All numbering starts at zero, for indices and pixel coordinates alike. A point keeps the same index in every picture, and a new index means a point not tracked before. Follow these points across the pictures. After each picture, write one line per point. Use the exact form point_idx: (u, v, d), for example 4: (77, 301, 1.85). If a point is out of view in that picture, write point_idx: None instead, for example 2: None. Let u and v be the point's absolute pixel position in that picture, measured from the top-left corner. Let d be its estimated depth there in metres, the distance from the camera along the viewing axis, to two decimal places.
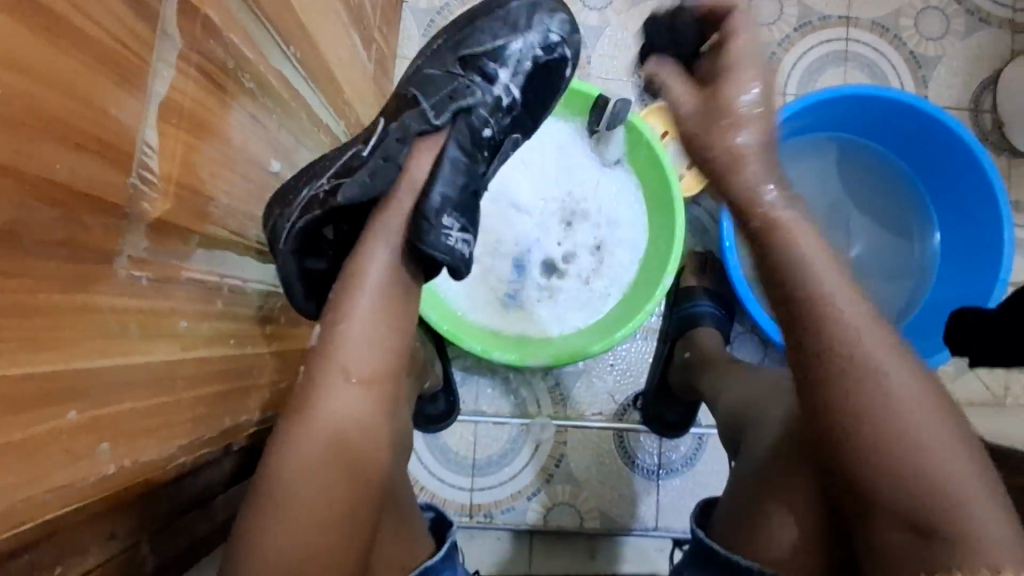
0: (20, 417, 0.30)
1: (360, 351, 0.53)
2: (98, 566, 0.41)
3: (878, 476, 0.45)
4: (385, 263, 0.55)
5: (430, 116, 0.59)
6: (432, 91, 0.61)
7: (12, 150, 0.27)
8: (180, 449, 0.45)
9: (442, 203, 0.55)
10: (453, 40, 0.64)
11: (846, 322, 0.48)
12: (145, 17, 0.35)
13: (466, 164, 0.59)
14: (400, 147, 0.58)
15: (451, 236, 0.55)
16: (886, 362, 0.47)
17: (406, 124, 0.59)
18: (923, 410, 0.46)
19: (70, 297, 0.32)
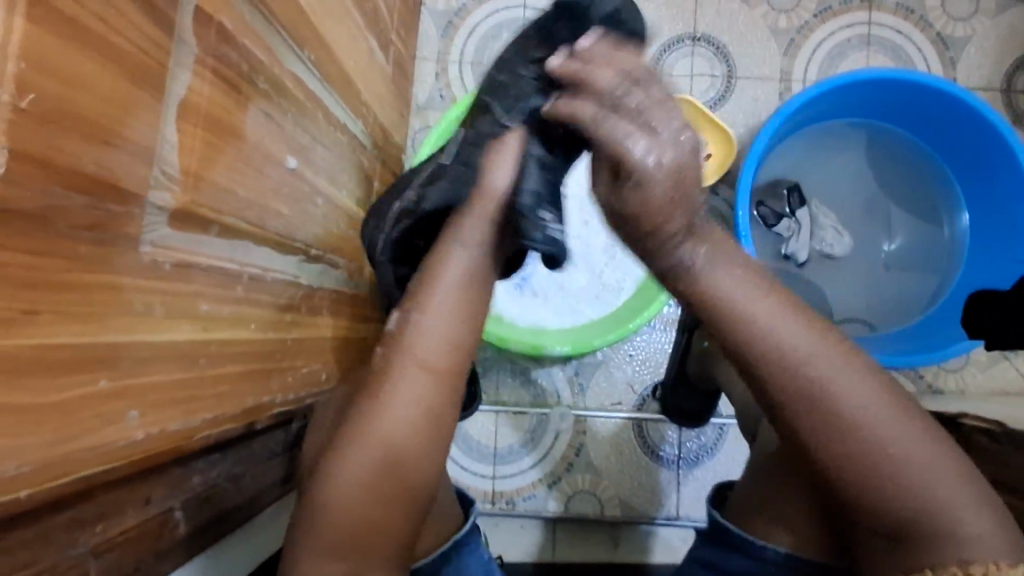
0: (56, 380, 0.33)
1: (429, 343, 0.55)
2: (134, 527, 0.45)
3: (855, 482, 0.47)
4: (461, 265, 0.58)
5: (503, 120, 0.63)
6: (502, 96, 0.64)
7: (46, 145, 0.31)
8: (205, 422, 0.49)
9: (533, 201, 0.60)
10: (521, 41, 0.66)
11: (799, 354, 0.48)
12: (163, 26, 0.39)
13: (551, 160, 0.62)
14: (475, 152, 0.63)
15: (552, 228, 0.60)
16: (846, 387, 0.47)
17: (482, 130, 0.64)
18: (892, 427, 0.47)
19: (98, 276, 0.36)
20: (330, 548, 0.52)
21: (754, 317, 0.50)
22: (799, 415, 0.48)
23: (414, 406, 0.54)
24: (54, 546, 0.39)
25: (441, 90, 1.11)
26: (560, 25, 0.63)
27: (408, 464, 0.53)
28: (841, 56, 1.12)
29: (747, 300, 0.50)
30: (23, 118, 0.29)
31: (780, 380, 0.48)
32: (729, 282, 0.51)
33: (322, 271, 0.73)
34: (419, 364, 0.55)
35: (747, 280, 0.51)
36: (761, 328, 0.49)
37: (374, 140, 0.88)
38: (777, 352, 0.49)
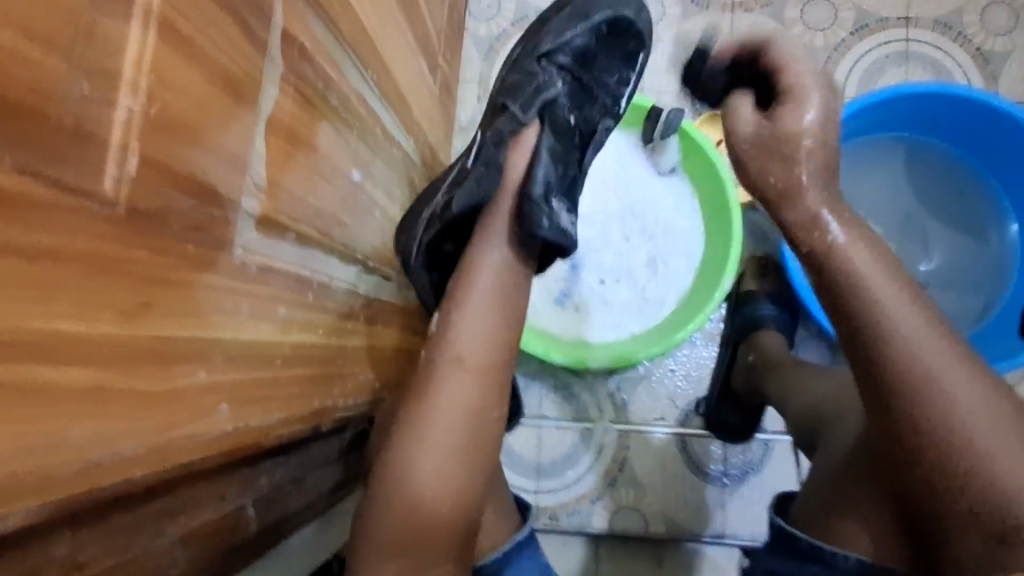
0: (161, 369, 0.36)
1: (468, 343, 0.60)
2: (214, 520, 0.47)
3: (952, 470, 0.49)
4: (495, 265, 0.63)
5: (519, 115, 0.68)
6: (518, 95, 0.69)
7: (165, 151, 0.34)
8: (280, 420, 0.51)
9: (544, 186, 0.64)
10: (531, 47, 0.72)
11: (910, 339, 0.52)
12: (257, 46, 0.42)
13: (559, 152, 0.67)
14: (496, 150, 0.66)
15: (560, 217, 0.64)
16: (946, 367, 0.51)
17: (501, 127, 0.67)
18: (989, 411, 0.50)
19: (198, 275, 0.38)
20: (379, 545, 0.55)
21: (876, 290, 0.55)
22: (896, 391, 0.52)
23: (456, 402, 0.58)
24: (148, 533, 0.41)
25: (482, 111, 1.15)
26: (564, 30, 0.71)
27: (450, 465, 0.56)
28: (879, 72, 1.13)
29: (886, 297, 0.54)
30: (149, 125, 0.32)
31: (900, 374, 0.52)
32: (870, 276, 0.55)
33: (377, 281, 0.75)
34: (467, 367, 0.59)
35: (881, 263, 0.56)
36: (879, 311, 0.54)
37: (423, 157, 0.91)
38: (880, 329, 0.53)
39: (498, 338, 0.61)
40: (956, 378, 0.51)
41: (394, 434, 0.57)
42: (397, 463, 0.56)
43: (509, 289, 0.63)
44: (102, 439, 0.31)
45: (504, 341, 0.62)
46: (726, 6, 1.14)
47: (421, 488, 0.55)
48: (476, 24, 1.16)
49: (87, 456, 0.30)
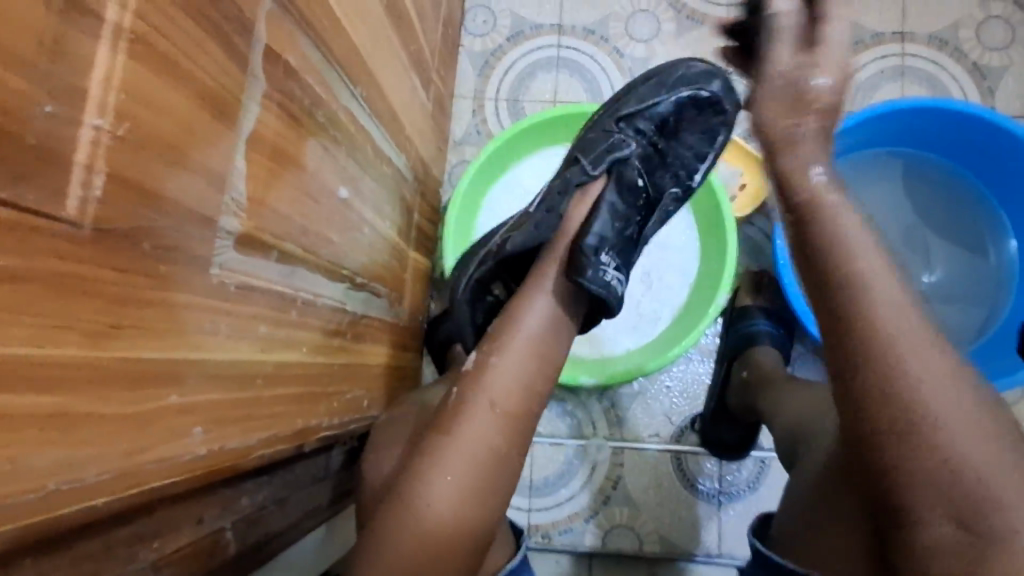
0: (130, 392, 0.35)
1: (508, 386, 0.60)
2: (189, 544, 0.46)
3: (902, 459, 0.47)
4: (542, 312, 0.64)
5: (588, 168, 0.72)
6: (590, 151, 0.74)
7: (138, 170, 0.33)
8: (259, 441, 0.50)
9: (594, 241, 0.66)
10: (612, 108, 0.77)
11: (887, 316, 0.50)
12: (239, 63, 0.42)
13: (619, 209, 0.70)
14: (561, 199, 0.71)
15: (607, 272, 0.66)
16: (912, 341, 0.49)
17: (569, 178, 0.72)
18: (953, 390, 0.47)
19: (172, 295, 0.38)
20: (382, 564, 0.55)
21: (840, 252, 0.53)
22: (857, 366, 0.50)
23: (487, 441, 0.58)
24: (118, 560, 0.39)
25: (477, 125, 1.15)
26: (649, 97, 0.75)
27: (466, 509, 0.57)
28: (875, 87, 1.12)
29: (870, 267, 0.52)
30: (120, 145, 0.32)
31: (869, 346, 0.50)
32: (855, 237, 0.54)
33: (365, 298, 0.75)
34: (502, 408, 0.59)
35: (858, 224, 0.55)
36: (859, 284, 0.52)
37: (415, 172, 0.91)
38: (862, 300, 0.51)
39: (532, 380, 0.62)
40: (931, 369, 0.48)
41: (417, 462, 0.57)
42: (424, 497, 0.55)
43: (553, 339, 0.64)
44: (63, 465, 0.31)
45: (538, 383, 0.62)
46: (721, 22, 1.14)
47: (441, 519, 0.55)
48: (471, 39, 1.16)
49: (45, 483, 0.30)
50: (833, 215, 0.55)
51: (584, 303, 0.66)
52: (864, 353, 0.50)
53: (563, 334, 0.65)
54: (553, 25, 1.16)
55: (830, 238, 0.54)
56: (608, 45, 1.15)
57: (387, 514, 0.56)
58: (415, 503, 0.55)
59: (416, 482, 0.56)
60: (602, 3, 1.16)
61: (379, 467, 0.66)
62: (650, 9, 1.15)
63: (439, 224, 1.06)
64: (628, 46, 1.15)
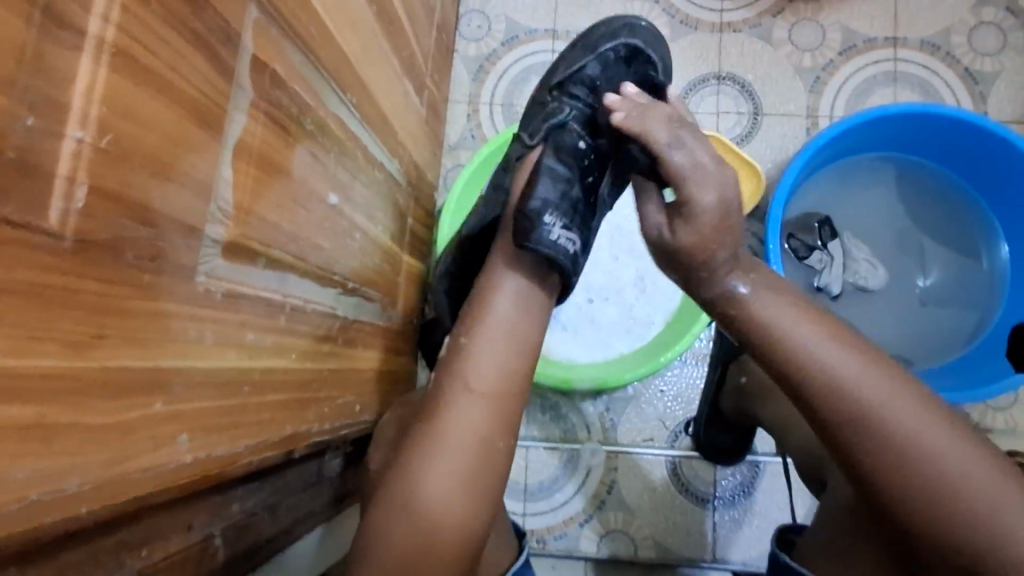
0: (114, 401, 0.35)
1: (484, 367, 0.60)
2: (179, 551, 0.46)
3: (894, 490, 0.49)
4: (509, 294, 0.63)
5: (527, 140, 0.72)
6: (530, 125, 0.74)
7: (120, 180, 0.33)
8: (247, 448, 0.50)
9: (538, 203, 0.64)
10: (546, 83, 0.78)
11: (830, 363, 0.53)
12: (224, 73, 0.42)
13: (562, 172, 0.68)
14: (506, 176, 0.72)
15: (554, 231, 0.63)
16: (898, 409, 0.50)
17: (511, 154, 0.73)
18: (956, 451, 0.48)
19: (155, 304, 0.38)
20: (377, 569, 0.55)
21: (798, 345, 0.55)
22: (852, 446, 0.51)
23: (473, 431, 0.58)
24: (105, 568, 0.40)
25: (472, 130, 1.15)
26: (577, 61, 0.75)
27: (458, 508, 0.56)
28: (868, 92, 1.13)
29: (803, 329, 0.56)
30: (102, 156, 0.32)
31: (832, 397, 0.53)
32: (784, 312, 0.58)
33: (357, 303, 0.75)
34: (484, 391, 0.59)
35: (809, 316, 0.57)
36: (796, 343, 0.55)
37: (408, 178, 0.91)
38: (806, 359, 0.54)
39: (517, 381, 0.61)
40: (893, 403, 0.51)
41: (405, 465, 0.57)
42: (414, 491, 0.56)
43: (526, 319, 0.63)
44: (44, 475, 0.31)
45: (519, 369, 0.62)
46: (715, 27, 1.14)
47: (433, 518, 0.55)
48: (465, 44, 1.17)
49: (27, 492, 0.30)
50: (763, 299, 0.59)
51: (541, 270, 0.65)
52: (825, 403, 0.53)
53: (536, 317, 0.64)
54: (547, 29, 1.16)
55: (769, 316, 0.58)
56: None
57: (380, 517, 0.56)
58: (405, 500, 0.56)
59: (405, 480, 0.56)
60: (595, 8, 1.16)
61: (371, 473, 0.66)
62: (643, 14, 1.15)
63: (433, 229, 1.07)
64: None
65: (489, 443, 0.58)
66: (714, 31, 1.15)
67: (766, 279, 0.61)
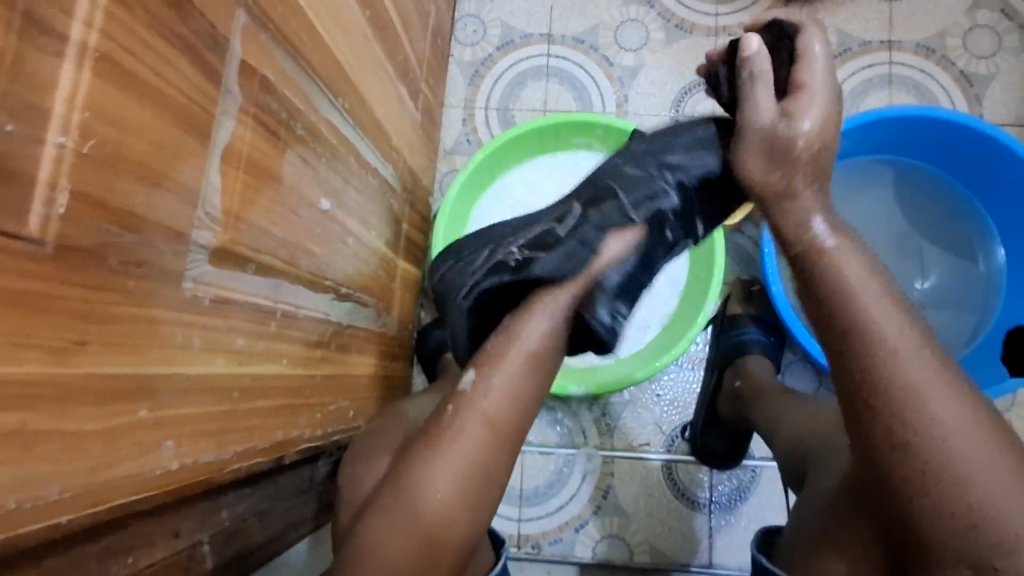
0: (97, 408, 0.35)
1: (493, 389, 0.59)
2: (164, 559, 0.46)
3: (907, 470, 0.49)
4: (542, 330, 0.60)
5: (628, 210, 0.62)
6: (631, 186, 0.63)
7: (103, 188, 0.33)
8: (235, 454, 0.50)
9: (612, 295, 0.61)
10: (658, 142, 0.64)
11: (879, 331, 0.52)
12: (211, 78, 0.42)
13: (645, 259, 0.63)
14: (594, 233, 0.61)
15: (618, 318, 0.62)
16: (931, 393, 0.50)
17: (606, 214, 0.62)
18: (978, 451, 0.48)
19: (140, 310, 0.37)
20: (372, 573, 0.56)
21: (855, 309, 0.54)
22: (881, 416, 0.50)
23: (474, 443, 0.58)
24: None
25: (467, 135, 1.15)
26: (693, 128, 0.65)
27: (454, 517, 0.57)
28: (863, 95, 1.13)
29: (863, 296, 0.54)
30: (84, 162, 0.32)
31: (876, 366, 0.51)
32: (853, 274, 0.56)
33: (351, 308, 0.74)
34: (486, 410, 0.58)
35: (860, 277, 0.56)
36: (851, 304, 0.54)
37: (403, 183, 0.91)
38: (855, 321, 0.53)
39: None
40: (933, 385, 0.50)
41: (404, 476, 0.57)
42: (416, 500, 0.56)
43: None
44: (23, 482, 0.30)
45: (526, 390, 0.60)
46: (709, 32, 1.15)
47: (436, 526, 0.56)
48: (461, 49, 1.17)
49: (6, 500, 0.30)
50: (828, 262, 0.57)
51: (586, 342, 0.63)
52: (866, 369, 0.52)
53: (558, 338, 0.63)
54: (542, 34, 1.17)
55: (831, 280, 0.56)
56: (597, 54, 1.16)
57: (376, 525, 0.57)
58: (405, 506, 0.56)
59: (402, 489, 0.57)
60: (591, 12, 1.16)
61: (362, 478, 0.66)
62: (638, 18, 1.15)
63: (429, 234, 1.06)
64: (617, 55, 1.16)
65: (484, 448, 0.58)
66: (709, 35, 1.15)
67: (845, 238, 0.58)
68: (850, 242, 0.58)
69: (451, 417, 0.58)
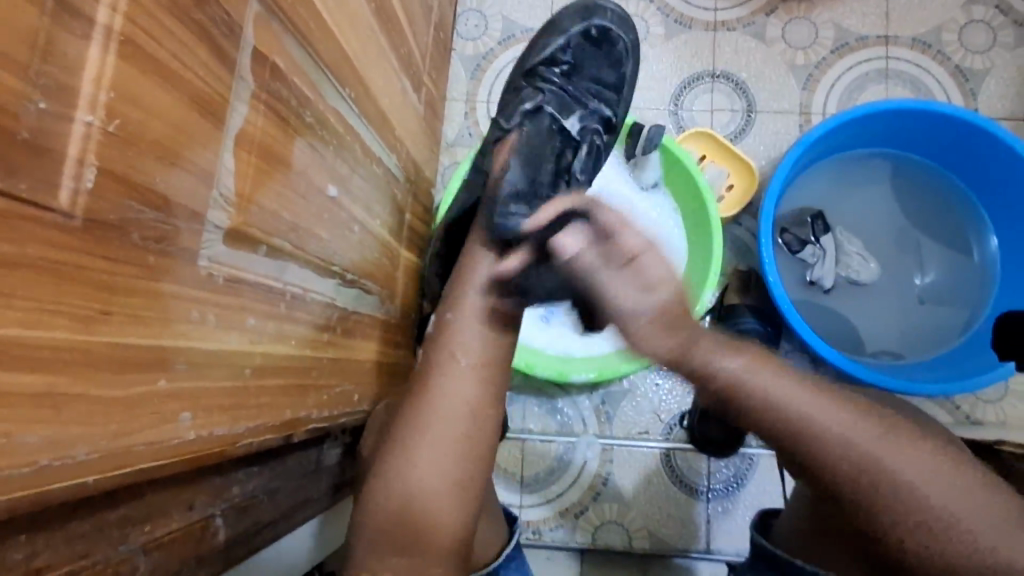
0: (121, 377, 0.37)
1: (469, 337, 0.65)
2: (180, 529, 0.47)
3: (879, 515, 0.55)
4: (488, 273, 0.69)
5: (504, 122, 0.80)
6: (509, 109, 0.82)
7: (127, 165, 0.35)
8: (247, 430, 0.51)
9: (509, 199, 0.70)
10: (520, 66, 0.86)
11: (800, 414, 0.58)
12: (226, 64, 0.44)
13: (530, 147, 0.76)
14: (484, 156, 0.80)
15: (517, 216, 0.69)
16: (858, 440, 0.57)
17: (489, 136, 0.80)
18: (913, 470, 0.55)
19: (159, 285, 0.39)
20: (382, 543, 0.59)
21: (776, 397, 0.59)
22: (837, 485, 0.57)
23: (463, 398, 0.63)
24: (109, 540, 0.41)
25: (469, 128, 1.17)
26: (548, 43, 0.84)
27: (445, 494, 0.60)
28: (860, 89, 1.14)
29: (774, 391, 0.60)
30: (109, 139, 0.33)
31: (810, 449, 0.58)
32: (737, 365, 0.61)
33: (356, 294, 0.76)
34: (471, 361, 0.65)
35: (753, 357, 0.62)
36: (768, 401, 0.60)
37: (406, 174, 0.93)
38: (778, 410, 0.59)
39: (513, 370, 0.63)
40: (858, 434, 0.57)
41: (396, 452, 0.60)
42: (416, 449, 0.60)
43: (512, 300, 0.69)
44: (52, 442, 0.32)
45: None
46: (709, 26, 1.16)
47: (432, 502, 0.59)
48: (463, 43, 1.18)
49: (37, 459, 0.31)
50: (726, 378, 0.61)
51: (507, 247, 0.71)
52: (803, 449, 0.58)
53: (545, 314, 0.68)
54: (544, 28, 1.18)
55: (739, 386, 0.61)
56: None
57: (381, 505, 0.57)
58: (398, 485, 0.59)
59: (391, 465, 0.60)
60: None
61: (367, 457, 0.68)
62: (638, 14, 1.17)
63: (431, 225, 1.08)
64: None
65: (475, 407, 0.63)
66: (709, 29, 1.16)
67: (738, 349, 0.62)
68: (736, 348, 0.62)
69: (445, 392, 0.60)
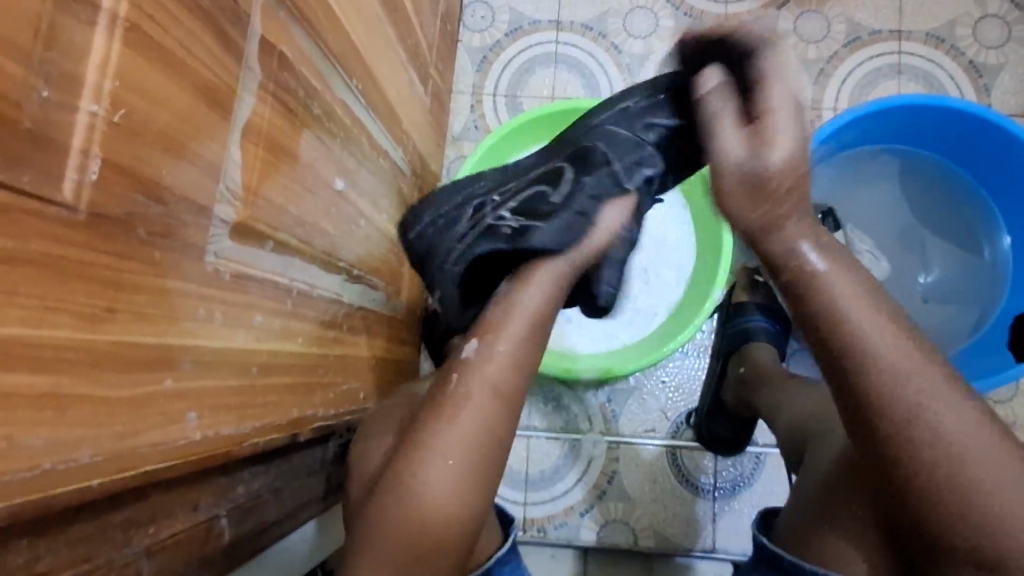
0: (126, 376, 0.35)
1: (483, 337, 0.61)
2: (184, 530, 0.46)
3: (940, 508, 0.47)
4: (536, 292, 0.65)
5: (623, 179, 0.70)
6: (621, 152, 0.71)
7: (133, 158, 0.34)
8: (253, 429, 0.50)
9: (604, 279, 0.71)
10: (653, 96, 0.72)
11: (890, 364, 0.50)
12: (233, 53, 0.42)
13: (633, 221, 0.71)
14: (591, 204, 0.68)
15: (604, 286, 0.72)
16: (943, 413, 0.48)
17: (601, 183, 0.69)
18: (995, 469, 0.47)
19: (165, 282, 0.38)
20: (380, 545, 0.56)
21: (874, 341, 0.51)
22: (904, 455, 0.48)
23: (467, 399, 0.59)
24: (113, 542, 0.40)
25: (476, 121, 1.15)
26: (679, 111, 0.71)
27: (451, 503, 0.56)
28: (871, 84, 1.13)
29: (876, 336, 0.52)
30: (114, 130, 0.32)
31: (881, 407, 0.50)
32: (852, 296, 0.54)
33: (362, 290, 0.75)
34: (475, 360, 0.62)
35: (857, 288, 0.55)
36: (861, 341, 0.52)
37: (412, 167, 0.91)
38: (867, 349, 0.51)
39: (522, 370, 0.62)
40: (947, 410, 0.48)
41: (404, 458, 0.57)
42: (433, 439, 0.57)
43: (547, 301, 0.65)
44: (56, 445, 0.31)
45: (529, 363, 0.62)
46: (719, 19, 1.14)
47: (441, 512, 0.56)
48: (470, 35, 1.17)
49: (40, 462, 0.30)
50: (834, 298, 0.54)
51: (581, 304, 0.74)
52: (879, 399, 0.50)
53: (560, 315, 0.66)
54: (551, 20, 1.16)
55: (834, 321, 0.53)
56: (605, 41, 1.16)
57: (387, 506, 0.56)
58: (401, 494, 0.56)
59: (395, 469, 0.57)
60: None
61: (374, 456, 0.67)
62: (648, 6, 1.15)
63: None
64: (624, 42, 1.15)
65: None
66: (719, 22, 1.14)
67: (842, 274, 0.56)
68: (850, 275, 0.56)
69: (458, 385, 0.59)
